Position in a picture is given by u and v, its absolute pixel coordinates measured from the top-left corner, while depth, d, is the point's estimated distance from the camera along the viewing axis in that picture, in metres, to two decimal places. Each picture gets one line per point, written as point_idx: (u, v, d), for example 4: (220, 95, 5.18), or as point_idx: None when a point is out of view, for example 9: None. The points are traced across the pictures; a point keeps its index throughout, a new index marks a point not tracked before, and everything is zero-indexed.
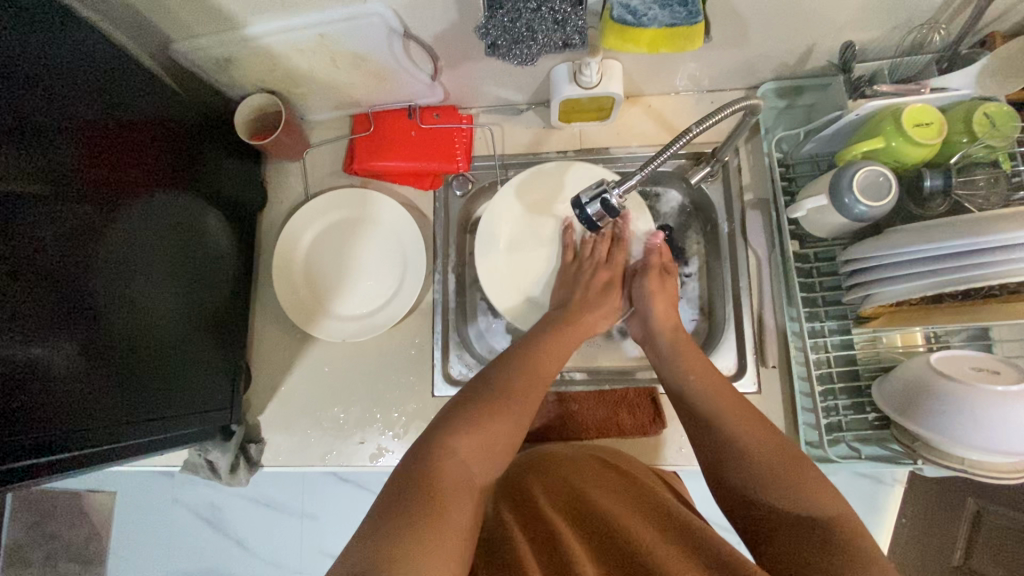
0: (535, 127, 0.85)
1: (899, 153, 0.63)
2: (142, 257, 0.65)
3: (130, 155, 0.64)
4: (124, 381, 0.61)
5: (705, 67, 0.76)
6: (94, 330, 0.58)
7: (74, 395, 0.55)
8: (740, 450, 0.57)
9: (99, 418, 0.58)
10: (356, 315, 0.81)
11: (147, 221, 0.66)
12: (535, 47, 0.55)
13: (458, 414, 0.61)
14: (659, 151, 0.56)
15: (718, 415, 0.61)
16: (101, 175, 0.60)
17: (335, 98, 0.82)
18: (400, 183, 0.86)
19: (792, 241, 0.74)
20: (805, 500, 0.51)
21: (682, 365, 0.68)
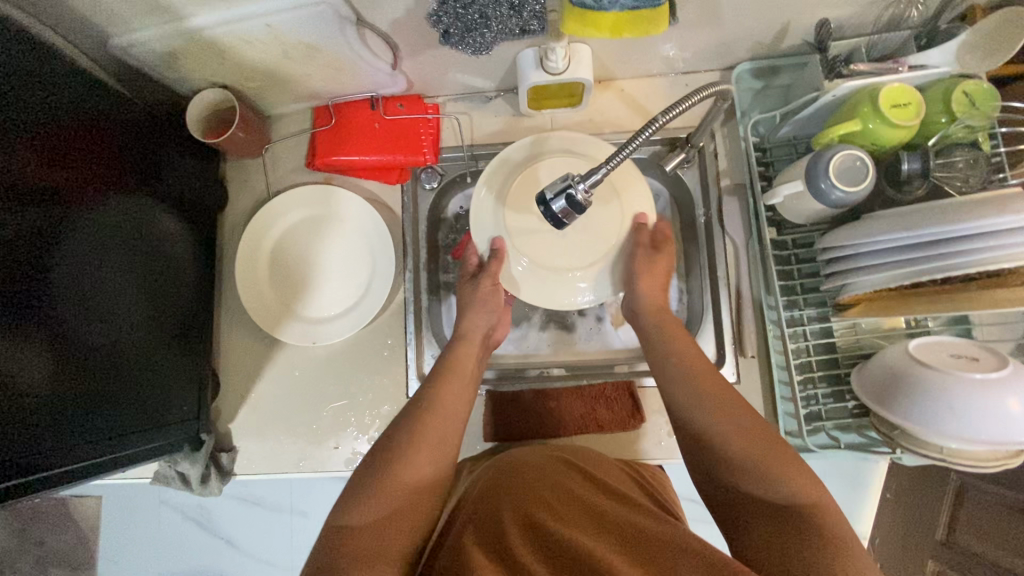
0: (505, 115, 0.82)
1: (877, 135, 0.61)
2: (93, 263, 0.61)
3: (79, 157, 0.61)
4: (78, 397, 0.58)
5: (677, 48, 0.73)
6: (55, 343, 0.56)
7: (21, 412, 0.52)
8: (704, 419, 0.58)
9: (48, 436, 0.55)
10: (327, 317, 0.79)
11: (97, 228, 0.62)
12: (490, 33, 0.52)
13: (399, 428, 0.63)
14: (626, 141, 0.53)
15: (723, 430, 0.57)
16: (45, 180, 0.56)
17: (292, 91, 0.78)
18: (365, 178, 0.83)
19: (769, 228, 0.72)
20: (785, 481, 0.51)
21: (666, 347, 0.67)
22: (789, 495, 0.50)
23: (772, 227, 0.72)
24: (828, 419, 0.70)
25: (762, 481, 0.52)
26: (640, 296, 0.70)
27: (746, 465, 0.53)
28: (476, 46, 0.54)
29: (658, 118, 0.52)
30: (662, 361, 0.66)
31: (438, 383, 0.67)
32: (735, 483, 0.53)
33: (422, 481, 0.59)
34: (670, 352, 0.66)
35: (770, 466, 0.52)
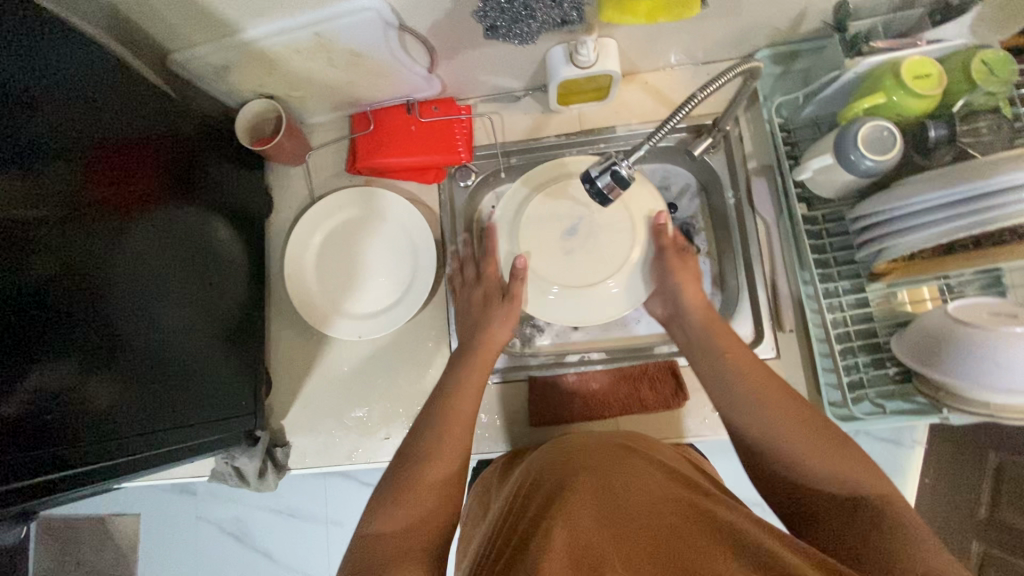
0: (534, 113, 0.86)
1: (900, 107, 0.64)
2: (150, 270, 0.64)
3: (133, 167, 0.63)
4: (140, 399, 0.61)
5: (698, 38, 0.76)
6: (115, 343, 0.58)
7: (84, 408, 0.54)
8: (748, 414, 0.58)
9: (113, 433, 0.57)
10: (372, 312, 0.81)
11: (153, 236, 0.65)
12: (534, 24, 0.56)
13: (387, 484, 0.59)
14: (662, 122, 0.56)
15: (757, 389, 0.59)
16: (108, 192, 0.59)
17: (333, 99, 0.82)
18: (402, 179, 0.86)
19: (799, 205, 0.74)
20: (853, 477, 0.52)
21: (718, 347, 0.65)
22: (850, 489, 0.51)
23: (802, 203, 0.74)
24: (870, 387, 0.71)
25: (829, 477, 0.52)
26: (673, 290, 0.72)
27: (807, 455, 0.54)
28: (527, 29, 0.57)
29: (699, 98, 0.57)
30: (711, 352, 0.65)
31: (437, 425, 0.63)
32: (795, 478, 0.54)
33: (431, 504, 0.57)
34: (719, 345, 0.65)
35: (823, 468, 0.53)
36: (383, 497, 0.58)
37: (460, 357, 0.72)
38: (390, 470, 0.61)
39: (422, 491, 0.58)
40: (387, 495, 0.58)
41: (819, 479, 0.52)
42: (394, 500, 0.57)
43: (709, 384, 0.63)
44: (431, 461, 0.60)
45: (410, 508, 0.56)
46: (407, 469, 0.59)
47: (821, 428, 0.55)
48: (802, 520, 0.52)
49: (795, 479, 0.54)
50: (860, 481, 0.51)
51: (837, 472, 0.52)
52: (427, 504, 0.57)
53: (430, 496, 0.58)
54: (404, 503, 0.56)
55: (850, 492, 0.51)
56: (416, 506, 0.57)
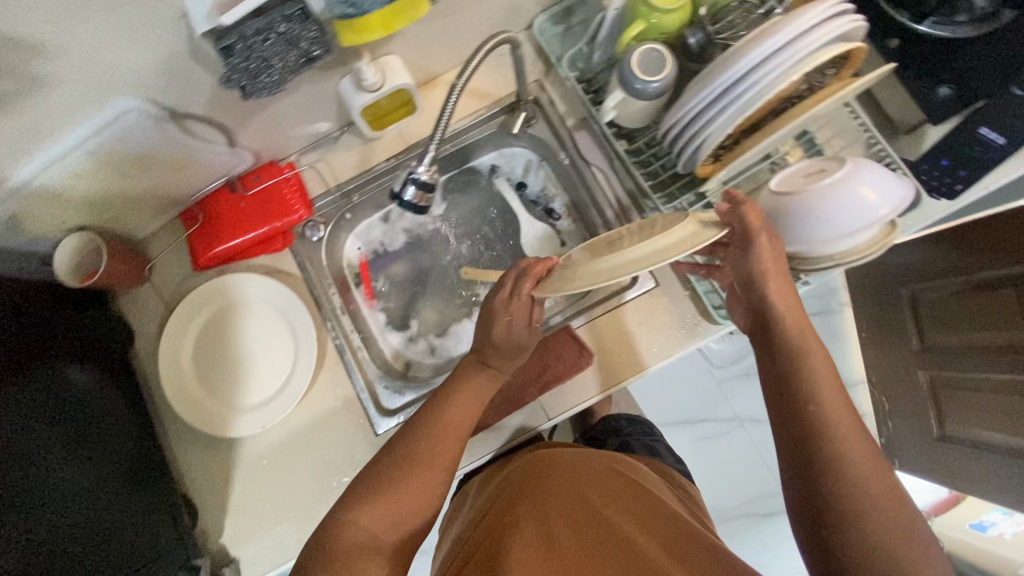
0: (356, 147, 0.85)
1: (661, 26, 0.67)
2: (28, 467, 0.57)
3: None
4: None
5: (474, 26, 0.79)
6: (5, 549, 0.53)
7: None
8: (837, 439, 0.52)
9: None
10: (268, 395, 0.78)
11: (28, 416, 0.59)
12: (278, 71, 0.58)
13: (365, 478, 0.60)
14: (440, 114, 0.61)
15: (844, 427, 0.53)
16: None
17: (149, 206, 0.79)
18: (253, 256, 0.84)
19: (621, 142, 0.77)
20: (902, 555, 0.48)
21: (795, 348, 0.58)
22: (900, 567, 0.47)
23: (621, 139, 0.77)
24: None
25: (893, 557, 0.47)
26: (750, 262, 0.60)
27: (866, 489, 0.50)
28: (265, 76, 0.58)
29: (451, 99, 0.61)
30: (794, 352, 0.58)
31: (426, 438, 0.62)
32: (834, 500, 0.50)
33: (408, 509, 0.59)
34: (796, 351, 0.58)
35: (874, 511, 0.49)
36: (378, 479, 0.60)
37: (443, 401, 0.66)
38: (374, 462, 0.62)
39: (403, 494, 0.59)
40: (372, 483, 0.59)
41: (873, 531, 0.48)
42: (376, 496, 0.58)
43: (779, 372, 0.58)
44: (419, 462, 0.61)
45: (384, 502, 0.58)
46: (393, 467, 0.60)
47: (886, 479, 0.51)
48: (826, 554, 0.50)
49: (842, 527, 0.49)
50: (905, 556, 0.48)
51: (882, 518, 0.49)
52: (405, 505, 0.59)
53: (407, 501, 0.59)
54: (378, 501, 0.58)
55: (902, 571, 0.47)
56: (390, 515, 0.58)
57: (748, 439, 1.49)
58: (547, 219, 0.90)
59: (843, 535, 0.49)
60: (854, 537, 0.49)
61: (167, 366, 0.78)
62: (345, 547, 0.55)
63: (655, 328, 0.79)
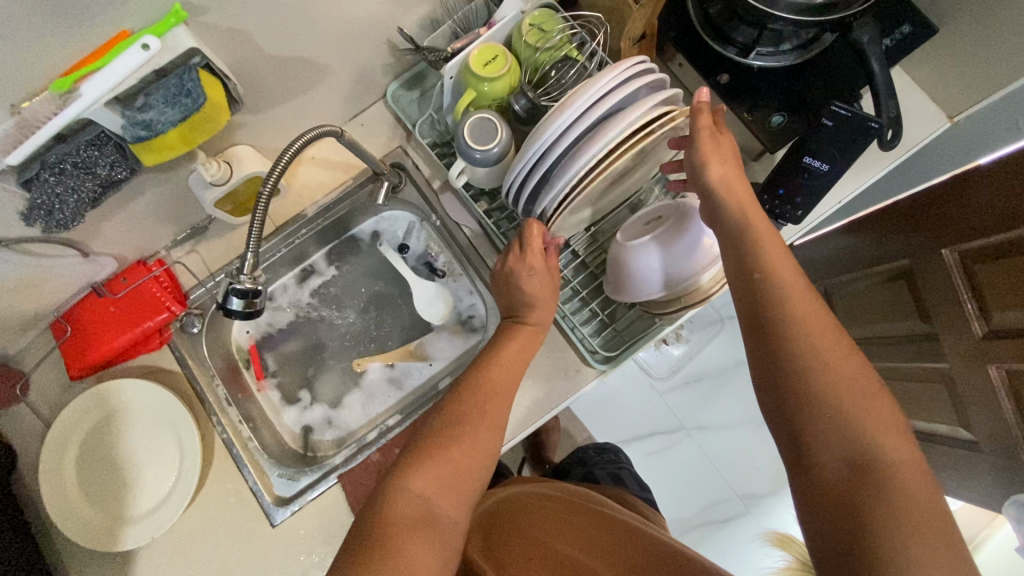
0: (227, 234, 0.85)
1: (488, 94, 0.68)
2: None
3: None
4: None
5: (323, 104, 0.79)
6: None
7: None
8: (809, 343, 0.50)
9: None
10: (158, 501, 0.77)
11: None
12: (80, 200, 0.59)
13: (411, 454, 0.59)
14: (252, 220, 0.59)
15: (813, 337, 0.50)
16: None
17: (12, 324, 0.77)
18: (133, 358, 0.83)
19: (482, 202, 0.79)
20: (886, 451, 0.46)
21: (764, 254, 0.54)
22: (886, 462, 0.46)
23: (482, 199, 0.79)
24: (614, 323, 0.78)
25: (889, 453, 0.46)
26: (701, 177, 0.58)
27: (867, 406, 0.48)
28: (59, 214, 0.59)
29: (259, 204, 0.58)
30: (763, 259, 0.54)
31: (448, 423, 0.61)
32: (819, 420, 0.48)
33: (441, 483, 0.57)
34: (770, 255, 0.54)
35: (870, 423, 0.47)
36: (408, 459, 0.59)
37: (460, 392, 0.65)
38: (431, 424, 0.62)
39: (452, 456, 0.59)
40: (436, 440, 0.60)
41: (871, 442, 0.47)
42: (419, 461, 0.58)
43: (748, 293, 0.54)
44: (467, 427, 0.61)
45: (415, 486, 0.56)
46: (444, 426, 0.61)
47: (883, 403, 0.48)
48: (810, 460, 0.49)
49: (828, 429, 0.48)
50: (891, 456, 0.46)
51: (881, 429, 0.47)
52: (460, 468, 0.59)
53: (464, 462, 0.59)
54: (430, 470, 0.57)
55: (895, 466, 0.45)
56: (449, 488, 0.57)
57: (697, 450, 1.49)
58: (432, 276, 0.91)
59: (835, 446, 0.47)
60: (845, 446, 0.47)
61: (47, 485, 0.74)
62: (398, 522, 0.53)
63: (540, 379, 0.78)
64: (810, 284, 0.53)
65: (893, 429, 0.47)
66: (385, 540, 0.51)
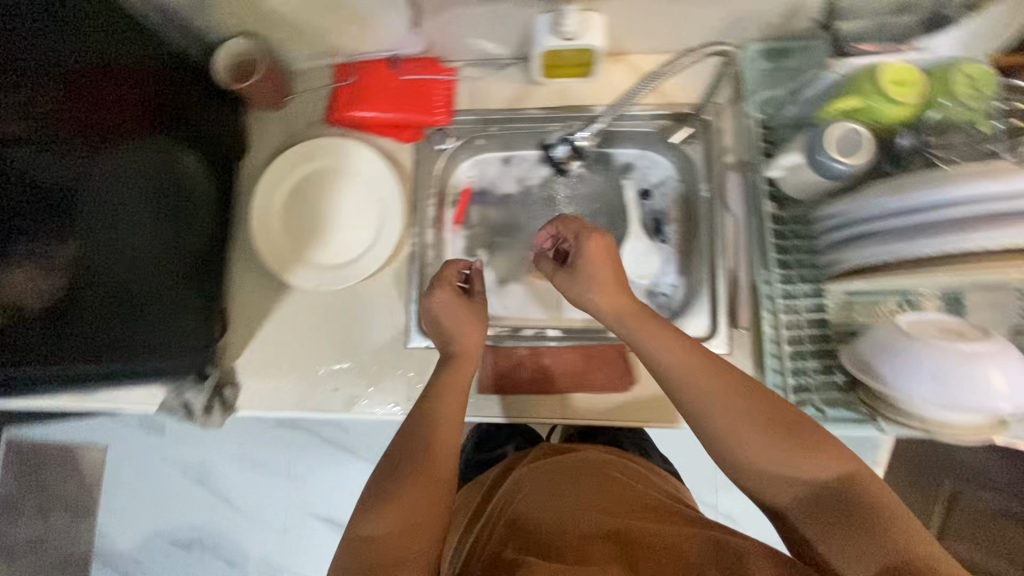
0: (518, 82, 0.84)
1: (877, 113, 0.62)
2: (100, 202, 0.61)
3: (107, 101, 0.63)
4: (44, 327, 0.56)
5: (687, 25, 0.75)
6: (87, 266, 0.60)
7: (55, 323, 0.57)
8: (723, 423, 0.54)
9: (86, 349, 0.60)
10: (334, 264, 0.81)
11: (131, 172, 0.65)
12: None
13: (374, 486, 0.57)
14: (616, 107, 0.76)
15: (717, 412, 0.55)
16: (76, 130, 0.59)
17: (315, 44, 0.80)
18: (379, 136, 0.85)
19: (770, 203, 0.73)
20: (884, 525, 0.50)
21: (677, 377, 0.57)
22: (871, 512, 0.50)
23: (772, 200, 0.73)
24: (814, 392, 0.70)
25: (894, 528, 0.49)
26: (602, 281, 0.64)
27: (726, 418, 0.54)
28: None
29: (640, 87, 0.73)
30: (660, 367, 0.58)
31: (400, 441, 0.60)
32: (748, 480, 0.55)
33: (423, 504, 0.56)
34: (681, 394, 0.57)
35: (853, 487, 0.51)
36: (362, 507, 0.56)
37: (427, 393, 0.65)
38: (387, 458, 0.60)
39: (407, 502, 0.55)
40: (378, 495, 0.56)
41: (875, 500, 0.51)
42: (381, 506, 0.55)
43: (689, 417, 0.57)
44: (431, 472, 0.58)
45: (381, 521, 0.54)
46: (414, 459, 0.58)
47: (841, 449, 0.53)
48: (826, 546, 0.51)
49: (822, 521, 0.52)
50: (880, 504, 0.51)
51: (756, 454, 0.53)
52: (436, 498, 0.56)
53: (422, 502, 0.56)
54: (381, 517, 0.54)
55: (898, 514, 0.50)
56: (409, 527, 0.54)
57: None
58: (653, 236, 0.86)
59: (798, 499, 0.53)
60: (770, 472, 0.53)
61: (261, 194, 0.82)
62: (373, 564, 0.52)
63: None
64: (696, 356, 0.57)
65: (836, 447, 0.53)
66: None
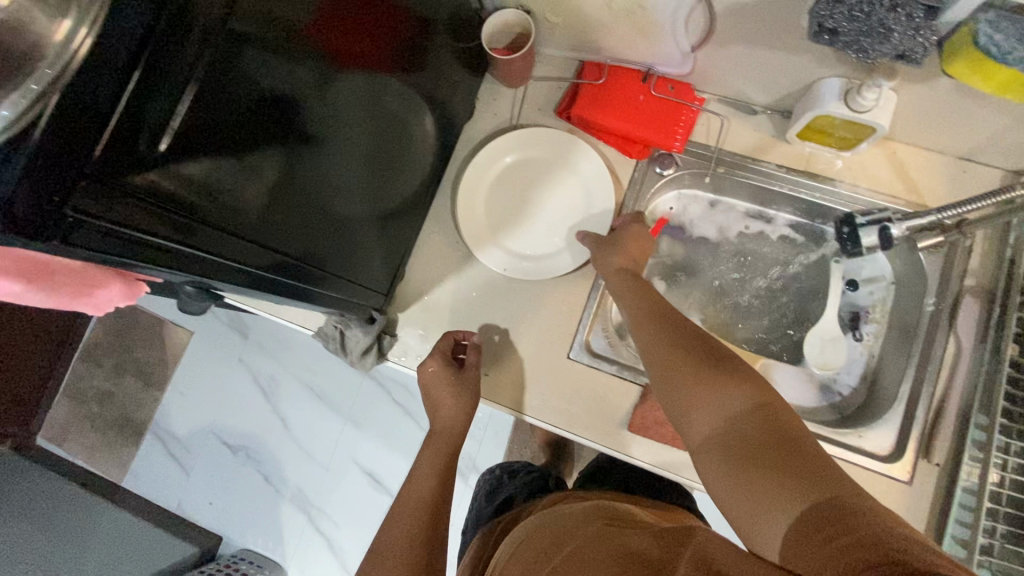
0: (764, 133, 0.80)
1: None
2: (353, 126, 0.59)
3: (381, 29, 0.59)
4: (274, 226, 0.51)
5: (977, 132, 0.70)
6: (309, 185, 0.55)
7: (272, 235, 0.51)
8: (680, 381, 0.55)
9: (286, 267, 0.55)
10: (523, 255, 0.82)
11: (368, 102, 0.61)
12: (885, 43, 0.50)
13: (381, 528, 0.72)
14: (960, 202, 0.66)
15: (673, 369, 0.56)
16: (352, 48, 0.54)
17: (581, 37, 0.79)
18: (605, 143, 0.84)
19: (1012, 344, 0.66)
20: (797, 476, 0.42)
21: (645, 343, 0.62)
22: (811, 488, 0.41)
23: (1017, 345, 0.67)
24: (996, 558, 0.63)
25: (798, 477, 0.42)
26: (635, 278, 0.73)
27: (686, 389, 0.54)
28: (854, 51, 0.52)
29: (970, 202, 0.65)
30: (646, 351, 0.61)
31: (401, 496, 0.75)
32: (701, 460, 0.51)
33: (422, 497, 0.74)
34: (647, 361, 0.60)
35: (774, 450, 0.45)
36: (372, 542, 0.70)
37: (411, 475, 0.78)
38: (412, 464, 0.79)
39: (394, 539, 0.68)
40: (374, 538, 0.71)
41: (826, 482, 0.41)
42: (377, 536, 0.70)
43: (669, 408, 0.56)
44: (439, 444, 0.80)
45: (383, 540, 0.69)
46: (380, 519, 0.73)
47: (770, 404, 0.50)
48: (751, 497, 0.44)
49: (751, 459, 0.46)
50: (794, 477, 0.42)
51: (703, 423, 0.52)
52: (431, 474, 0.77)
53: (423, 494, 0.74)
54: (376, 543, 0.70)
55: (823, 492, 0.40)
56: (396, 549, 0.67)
57: None
58: (844, 329, 0.82)
59: (713, 435, 0.50)
60: (708, 435, 0.51)
61: (479, 167, 0.83)
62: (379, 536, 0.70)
63: None
64: (673, 313, 0.64)
65: (749, 381, 0.51)
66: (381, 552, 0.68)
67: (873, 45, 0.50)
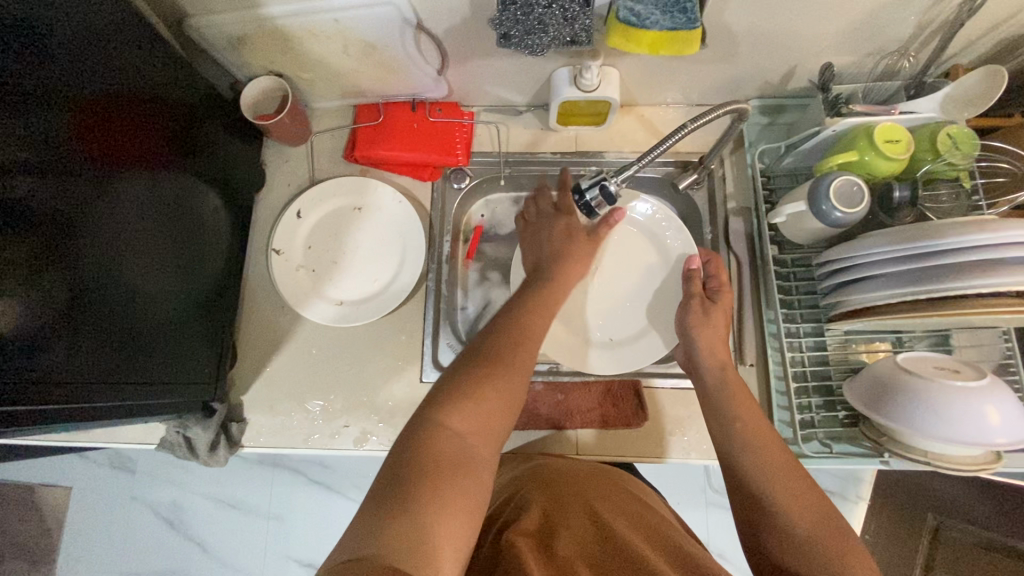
0: (534, 128, 0.88)
1: (871, 166, 0.68)
2: (124, 227, 0.59)
3: (129, 129, 0.59)
4: (48, 343, 0.50)
5: (691, 83, 0.82)
6: (88, 297, 0.54)
7: (49, 354, 0.50)
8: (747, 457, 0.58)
9: (80, 381, 0.53)
10: (349, 300, 0.83)
11: (138, 200, 0.61)
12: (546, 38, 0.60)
13: (452, 394, 0.55)
14: (654, 146, 0.66)
15: (764, 464, 0.57)
16: (91, 154, 0.54)
17: (340, 86, 0.83)
18: (399, 174, 0.88)
19: (772, 246, 0.78)
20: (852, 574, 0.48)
21: (728, 413, 0.62)
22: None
23: (774, 244, 0.79)
24: (819, 428, 0.73)
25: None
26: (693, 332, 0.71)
27: (764, 470, 0.56)
28: (527, 47, 0.61)
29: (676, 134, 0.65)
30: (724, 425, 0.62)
31: (463, 404, 0.54)
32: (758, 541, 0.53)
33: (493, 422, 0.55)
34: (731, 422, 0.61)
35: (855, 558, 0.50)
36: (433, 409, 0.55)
37: (480, 377, 0.57)
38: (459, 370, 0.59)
39: (482, 405, 0.55)
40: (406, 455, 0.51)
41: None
42: (456, 398, 0.55)
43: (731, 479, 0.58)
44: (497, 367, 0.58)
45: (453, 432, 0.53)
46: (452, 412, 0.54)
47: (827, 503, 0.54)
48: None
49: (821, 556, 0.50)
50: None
51: (800, 518, 0.52)
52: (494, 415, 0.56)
53: (492, 416, 0.55)
54: (463, 415, 0.54)
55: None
56: (481, 430, 0.55)
57: None
58: None
59: (809, 531, 0.52)
60: (801, 534, 0.52)
61: (284, 229, 0.84)
62: (434, 452, 0.51)
63: None
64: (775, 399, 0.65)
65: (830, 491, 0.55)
66: (436, 475, 0.49)
67: (535, 40, 0.60)
